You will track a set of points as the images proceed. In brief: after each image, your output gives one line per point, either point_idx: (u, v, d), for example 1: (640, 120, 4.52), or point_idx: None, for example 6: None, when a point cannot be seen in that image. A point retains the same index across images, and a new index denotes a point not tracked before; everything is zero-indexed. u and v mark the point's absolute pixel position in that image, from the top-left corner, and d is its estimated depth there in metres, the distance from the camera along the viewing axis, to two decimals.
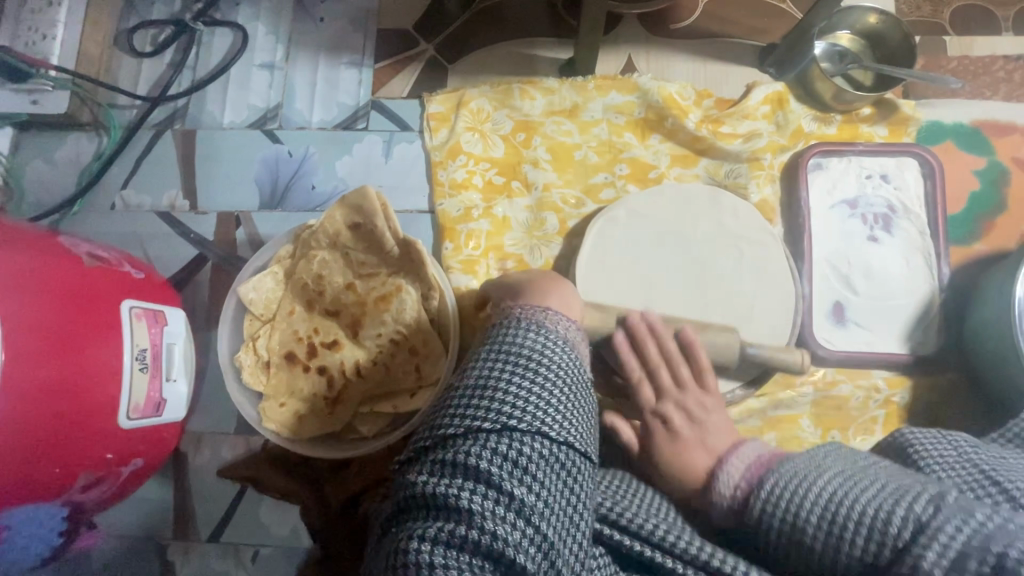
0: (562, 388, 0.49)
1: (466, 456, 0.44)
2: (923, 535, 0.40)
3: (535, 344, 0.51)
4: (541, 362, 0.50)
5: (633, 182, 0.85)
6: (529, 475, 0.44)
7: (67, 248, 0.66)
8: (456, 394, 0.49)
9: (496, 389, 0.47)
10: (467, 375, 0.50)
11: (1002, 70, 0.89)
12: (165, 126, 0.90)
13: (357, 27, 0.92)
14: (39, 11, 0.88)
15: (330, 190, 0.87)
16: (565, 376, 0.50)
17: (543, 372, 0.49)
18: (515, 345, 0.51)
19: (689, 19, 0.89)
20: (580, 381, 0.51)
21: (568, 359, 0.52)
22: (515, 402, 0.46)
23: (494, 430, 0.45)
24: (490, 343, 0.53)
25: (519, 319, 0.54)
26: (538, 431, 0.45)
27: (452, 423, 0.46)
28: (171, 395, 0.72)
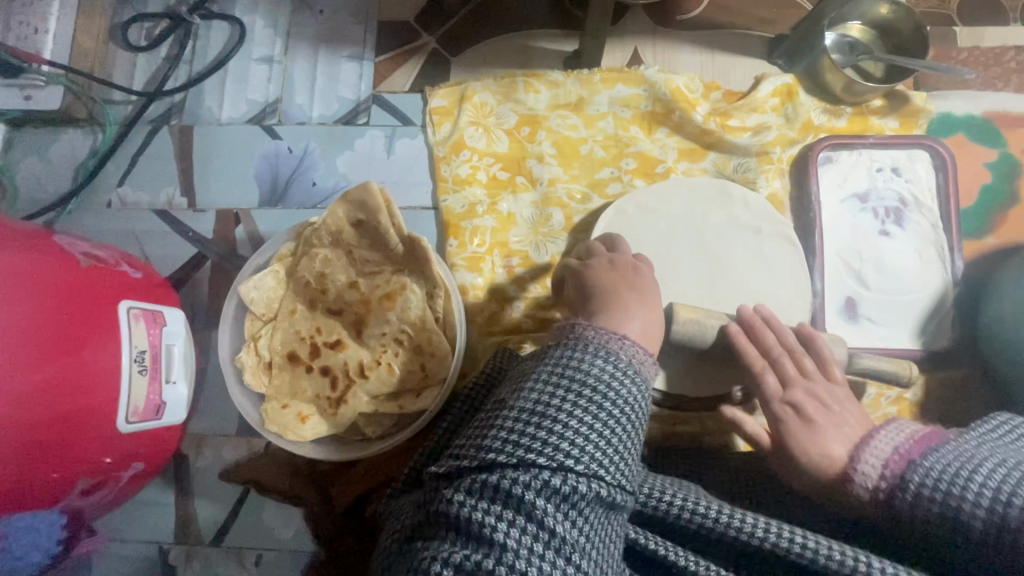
0: (623, 427, 0.47)
1: (513, 485, 0.42)
2: None
3: (602, 375, 0.48)
4: (607, 396, 0.47)
5: (639, 177, 0.83)
6: (577, 514, 0.43)
7: (62, 247, 0.65)
8: (510, 416, 0.46)
9: (558, 420, 0.45)
10: (523, 398, 0.47)
11: (1013, 61, 0.87)
12: (161, 122, 0.88)
13: (357, 20, 0.90)
14: (31, 4, 0.86)
15: (331, 186, 0.85)
16: (628, 417, 0.47)
17: (606, 410, 0.46)
18: (582, 375, 0.48)
19: (696, 10, 0.87)
20: (641, 417, 0.49)
21: (635, 396, 0.49)
22: (574, 440, 0.44)
23: (549, 465, 0.43)
24: (554, 364, 0.49)
25: (586, 343, 0.50)
26: (595, 473, 0.43)
27: (503, 450, 0.44)
28: (171, 397, 0.70)
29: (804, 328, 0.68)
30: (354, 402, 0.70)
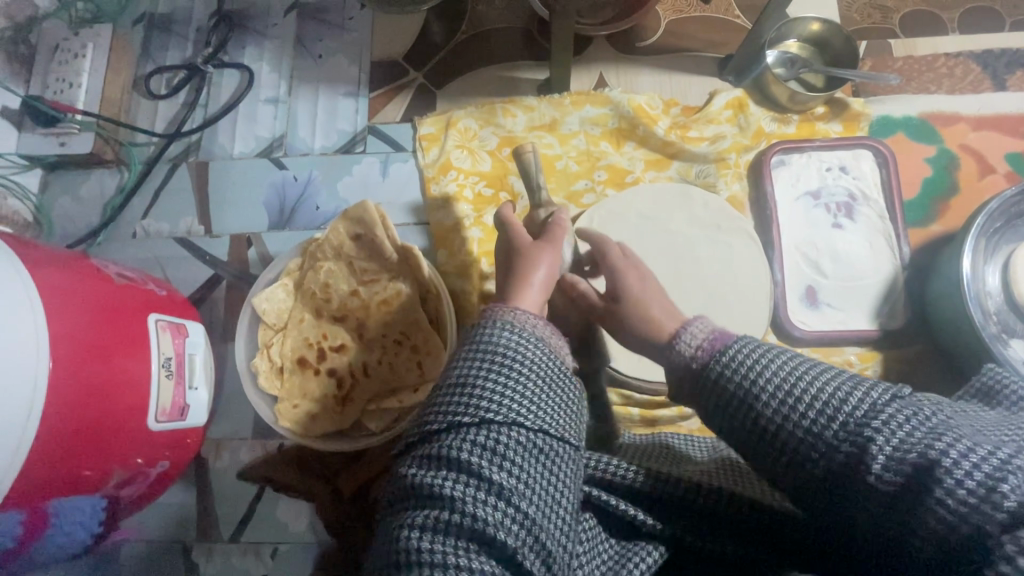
0: (537, 381, 0.50)
1: (449, 450, 0.47)
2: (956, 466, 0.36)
3: (511, 340, 0.52)
4: (516, 357, 0.50)
5: (611, 186, 0.92)
6: (508, 462, 0.46)
7: (99, 269, 0.74)
8: (438, 393, 0.51)
9: (476, 386, 0.49)
10: (448, 373, 0.51)
11: (944, 66, 0.97)
12: (180, 160, 0.98)
13: (351, 61, 1.01)
14: (65, 63, 0.97)
15: (332, 209, 0.94)
16: (541, 372, 0.51)
17: (519, 368, 0.50)
18: (492, 343, 0.52)
19: (653, 37, 0.98)
20: (557, 374, 0.51)
21: (545, 353, 0.52)
22: (491, 397, 0.48)
23: (473, 422, 0.47)
24: (468, 343, 0.53)
25: (492, 315, 0.54)
26: (515, 421, 0.47)
27: (437, 419, 0.49)
28: (194, 400, 0.78)
29: (676, 334, 0.55)
30: (359, 399, 0.79)
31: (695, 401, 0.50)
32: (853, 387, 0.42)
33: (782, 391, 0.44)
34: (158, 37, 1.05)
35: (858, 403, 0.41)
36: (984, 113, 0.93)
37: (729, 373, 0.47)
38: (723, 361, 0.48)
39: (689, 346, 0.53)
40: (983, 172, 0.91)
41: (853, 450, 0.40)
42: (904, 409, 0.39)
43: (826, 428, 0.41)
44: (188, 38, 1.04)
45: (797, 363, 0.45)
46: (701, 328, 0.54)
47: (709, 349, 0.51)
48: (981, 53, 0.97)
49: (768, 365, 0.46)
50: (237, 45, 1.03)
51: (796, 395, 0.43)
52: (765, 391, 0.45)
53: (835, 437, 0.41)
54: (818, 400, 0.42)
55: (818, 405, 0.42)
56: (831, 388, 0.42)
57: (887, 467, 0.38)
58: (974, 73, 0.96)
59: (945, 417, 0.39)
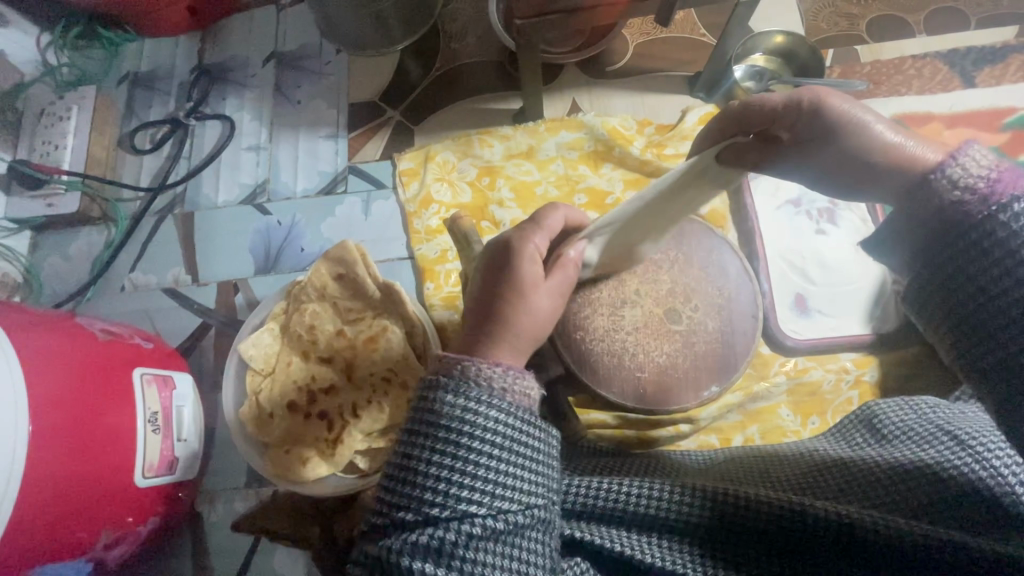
0: (493, 454, 0.41)
1: (394, 551, 0.40)
2: None
3: (458, 405, 0.42)
4: (467, 428, 0.41)
5: (593, 209, 0.93)
6: (462, 559, 0.39)
7: (83, 327, 0.74)
8: (387, 474, 0.43)
9: (421, 471, 0.41)
10: (395, 451, 0.43)
11: (912, 68, 0.98)
12: (166, 212, 1.00)
13: (330, 104, 1.03)
14: (50, 126, 1.00)
15: (318, 249, 0.95)
16: (498, 439, 0.41)
17: (469, 442, 0.41)
18: (433, 413, 0.42)
19: (621, 61, 0.99)
20: (518, 435, 0.42)
21: (500, 416, 0.42)
22: (437, 486, 0.40)
23: (418, 521, 0.40)
24: (420, 412, 0.43)
25: (445, 370, 0.44)
26: (465, 513, 0.40)
27: (383, 514, 0.42)
28: (183, 452, 0.77)
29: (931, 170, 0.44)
30: (349, 441, 0.76)
31: (916, 237, 0.44)
32: None
33: None
34: (141, 93, 1.08)
35: None
36: (956, 111, 0.94)
37: (1011, 225, 0.39)
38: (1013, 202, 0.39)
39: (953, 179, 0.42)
40: None
41: None
42: None
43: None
44: (170, 93, 1.07)
45: None
46: (982, 158, 0.42)
47: (990, 199, 0.40)
48: (947, 53, 0.99)
49: None
50: (219, 97, 1.06)
51: None
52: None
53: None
54: None
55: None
56: None
57: None
58: (942, 72, 0.97)
59: None
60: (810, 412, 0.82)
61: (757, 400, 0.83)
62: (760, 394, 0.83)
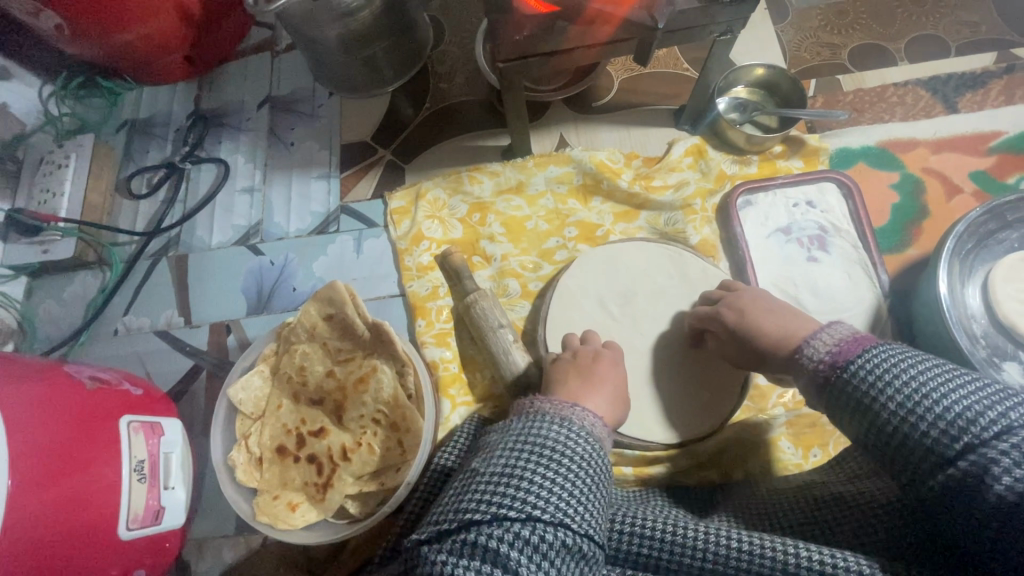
0: (581, 480, 0.50)
1: (488, 539, 0.45)
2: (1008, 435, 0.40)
3: (560, 436, 0.53)
4: (565, 453, 0.51)
5: (583, 242, 0.94)
6: (546, 560, 0.45)
7: (72, 375, 0.73)
8: (483, 479, 0.50)
9: (522, 477, 0.49)
10: (493, 461, 0.52)
11: (894, 95, 0.99)
12: (160, 255, 1.01)
13: (322, 146, 1.05)
14: (49, 174, 1.02)
15: (310, 288, 0.95)
16: (588, 471, 0.51)
17: (566, 463, 0.51)
18: (540, 437, 0.53)
19: (607, 96, 1.01)
20: (601, 475, 0.52)
21: (590, 452, 0.53)
22: (539, 491, 0.48)
23: (518, 517, 0.46)
24: (518, 431, 0.54)
25: (542, 412, 0.56)
26: (561, 521, 0.46)
27: (478, 507, 0.47)
28: (169, 501, 0.76)
29: (804, 342, 0.57)
30: (339, 486, 0.75)
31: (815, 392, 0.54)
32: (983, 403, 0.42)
33: (903, 392, 0.46)
34: (138, 140, 1.10)
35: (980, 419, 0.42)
36: (940, 136, 0.95)
37: (857, 382, 0.49)
38: (852, 367, 0.50)
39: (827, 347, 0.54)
40: (950, 193, 0.91)
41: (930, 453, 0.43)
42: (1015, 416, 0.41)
43: (934, 432, 0.43)
44: (167, 138, 1.10)
45: (920, 373, 0.46)
46: (830, 337, 0.55)
47: (836, 364, 0.52)
48: (928, 80, 1.00)
49: (896, 368, 0.47)
50: (215, 141, 1.08)
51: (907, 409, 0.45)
52: (885, 399, 0.47)
53: (957, 452, 0.42)
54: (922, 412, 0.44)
55: (940, 419, 0.43)
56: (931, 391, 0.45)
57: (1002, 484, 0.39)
58: (924, 98, 0.98)
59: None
60: (812, 444, 0.80)
61: (756, 433, 0.81)
62: (759, 426, 0.82)
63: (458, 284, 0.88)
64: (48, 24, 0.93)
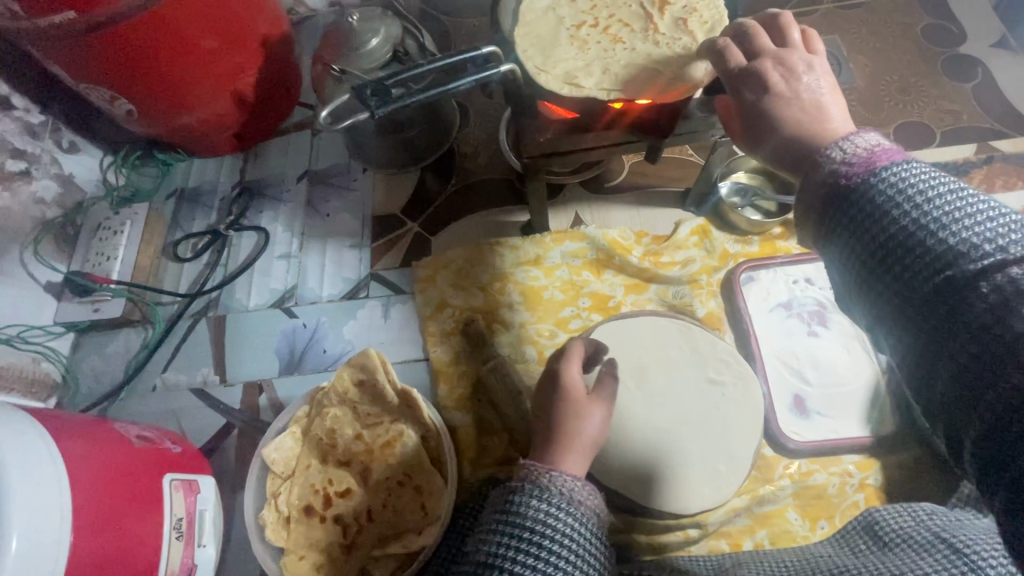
0: (563, 558, 0.54)
1: None
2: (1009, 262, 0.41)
3: (540, 513, 0.57)
4: (546, 534, 0.56)
5: (596, 312, 1.00)
6: None
7: (120, 434, 0.79)
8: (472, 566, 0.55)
9: (507, 565, 0.54)
10: (480, 545, 0.56)
11: None
12: (200, 315, 1.08)
13: (356, 216, 1.14)
14: (105, 239, 1.11)
15: (339, 350, 1.01)
16: (569, 546, 0.55)
17: (548, 546, 0.55)
18: (523, 517, 0.57)
19: (618, 178, 1.10)
20: (584, 544, 0.56)
21: (571, 524, 0.57)
22: None
23: None
24: (502, 510, 0.59)
25: (524, 484, 0.60)
26: None
27: None
28: (201, 558, 0.80)
29: (827, 149, 0.53)
30: (363, 546, 0.79)
31: (812, 202, 0.53)
32: (971, 211, 0.44)
33: (912, 214, 0.46)
34: (186, 207, 1.20)
35: (960, 224, 0.44)
36: None
37: (881, 189, 0.48)
38: (883, 173, 0.48)
39: (844, 154, 0.51)
40: None
41: (940, 258, 0.44)
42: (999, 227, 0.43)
43: (947, 240, 0.44)
44: (213, 206, 1.20)
45: (939, 187, 0.46)
46: (865, 141, 0.51)
47: (870, 166, 0.49)
48: None
49: (915, 186, 0.47)
50: (257, 210, 1.17)
51: (918, 220, 0.46)
52: (898, 213, 0.47)
53: (951, 264, 0.43)
54: (909, 220, 0.46)
55: (942, 226, 0.44)
56: (938, 205, 0.45)
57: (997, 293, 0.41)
58: None
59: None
60: (818, 516, 0.83)
61: (764, 504, 0.84)
62: (766, 498, 0.84)
63: (482, 349, 0.98)
64: (121, 109, 1.04)
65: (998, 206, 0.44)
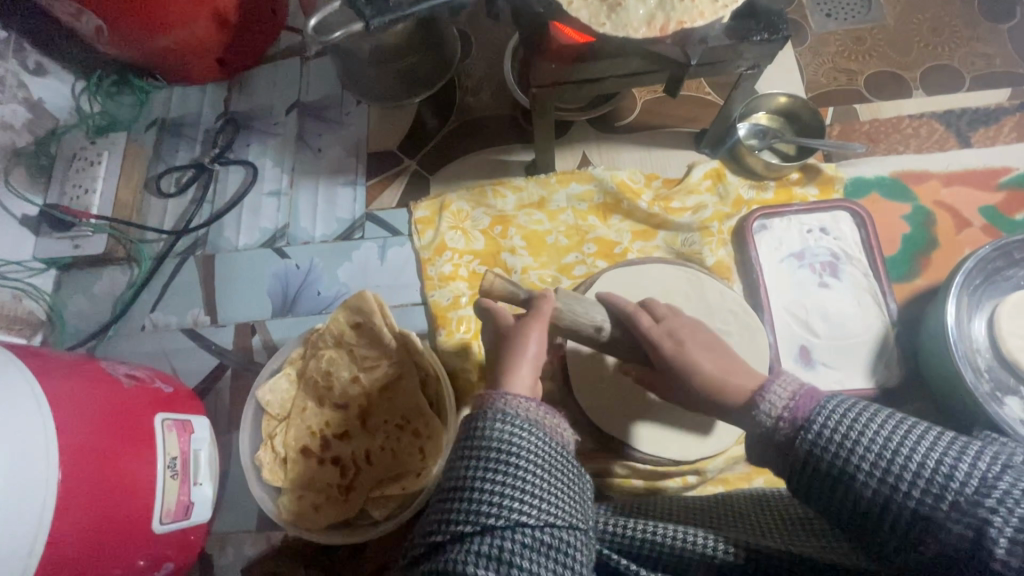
0: (537, 472, 0.50)
1: (453, 563, 0.47)
2: (989, 492, 0.39)
3: (502, 434, 0.51)
4: (511, 454, 0.50)
5: (601, 258, 0.96)
6: (515, 568, 0.46)
7: (109, 372, 0.76)
8: (439, 494, 0.51)
9: (473, 485, 0.49)
10: (447, 473, 0.52)
11: (909, 127, 1.02)
12: (188, 253, 1.03)
13: (349, 153, 1.07)
14: (81, 170, 1.04)
15: (334, 293, 0.98)
16: (540, 462, 0.51)
17: (516, 462, 0.49)
18: (485, 438, 0.51)
19: (630, 117, 1.04)
20: (556, 463, 0.51)
21: (539, 443, 0.52)
22: (489, 500, 0.48)
23: (474, 531, 0.47)
24: (462, 439, 0.52)
25: (487, 407, 0.54)
26: (519, 523, 0.47)
27: (439, 529, 0.49)
28: (198, 497, 0.79)
29: (758, 396, 0.53)
30: (361, 487, 0.79)
31: (775, 464, 0.50)
32: (925, 444, 0.43)
33: (868, 452, 0.44)
34: (169, 139, 1.13)
35: (945, 468, 0.41)
36: (953, 170, 0.98)
37: (820, 445, 0.46)
38: (814, 427, 0.47)
39: (773, 414, 0.50)
40: (960, 226, 0.94)
41: (931, 525, 0.41)
42: (981, 457, 0.41)
43: (931, 496, 0.41)
44: (196, 139, 1.12)
45: (875, 421, 0.45)
46: (782, 391, 0.51)
47: (796, 421, 0.48)
48: (943, 113, 1.03)
49: (851, 422, 0.45)
50: (243, 143, 1.10)
51: (886, 464, 0.43)
52: (853, 449, 0.45)
53: (952, 519, 0.40)
54: (869, 478, 0.43)
55: (918, 476, 0.42)
56: (904, 439, 0.43)
57: (999, 546, 0.38)
58: (939, 131, 1.01)
59: (1014, 458, 0.41)
60: None
61: None
62: None
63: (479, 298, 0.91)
64: (89, 25, 0.97)
65: (923, 427, 0.43)
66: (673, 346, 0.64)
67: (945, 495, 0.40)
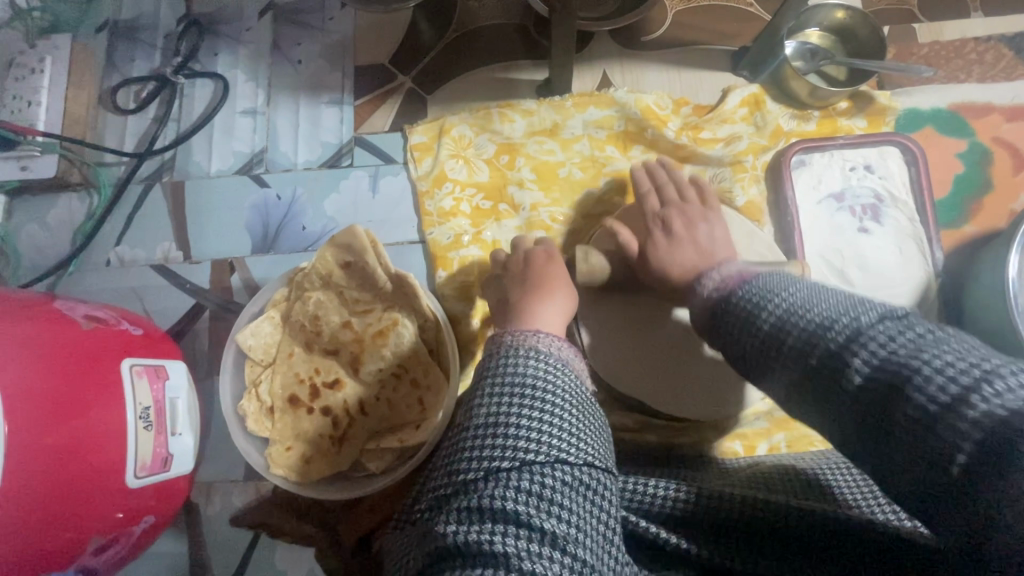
0: (571, 412, 0.49)
1: (491, 499, 0.43)
2: (858, 338, 0.39)
3: (538, 371, 0.51)
4: (546, 390, 0.49)
5: (620, 195, 0.86)
6: (557, 506, 0.43)
7: (64, 312, 0.67)
8: (469, 433, 0.48)
9: (508, 421, 0.47)
10: (475, 413, 0.49)
11: (973, 52, 0.89)
12: (153, 180, 0.91)
13: (334, 67, 0.93)
14: (22, 78, 0.90)
15: (320, 229, 0.88)
16: (573, 400, 0.50)
17: (551, 399, 0.49)
18: (519, 375, 0.50)
19: (659, 31, 0.90)
20: (585, 402, 0.51)
21: (571, 382, 0.51)
22: (526, 435, 0.46)
23: (513, 467, 0.44)
24: (491, 374, 0.52)
25: (512, 346, 0.53)
26: (558, 458, 0.45)
27: (471, 467, 0.46)
28: (177, 448, 0.73)
29: (700, 281, 0.59)
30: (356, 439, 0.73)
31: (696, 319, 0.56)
32: (842, 309, 0.42)
33: (777, 314, 0.45)
34: (123, 44, 0.97)
35: (841, 321, 0.41)
36: (1018, 103, 0.87)
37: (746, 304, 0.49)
38: (736, 297, 0.51)
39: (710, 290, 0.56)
40: (1019, 167, 0.85)
41: (831, 358, 0.40)
42: (890, 327, 0.39)
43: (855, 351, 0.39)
44: (155, 45, 0.96)
45: (798, 290, 0.46)
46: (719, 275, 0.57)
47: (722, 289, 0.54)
48: (1014, 36, 0.90)
49: (774, 291, 0.48)
50: (210, 51, 0.96)
51: (790, 313, 0.44)
52: (763, 312, 0.47)
53: (839, 344, 0.40)
54: (807, 316, 0.43)
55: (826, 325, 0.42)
56: (824, 309, 0.43)
57: (862, 372, 0.38)
58: (1006, 57, 0.89)
59: (945, 333, 0.38)
60: None
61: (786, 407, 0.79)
62: None
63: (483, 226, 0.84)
64: None
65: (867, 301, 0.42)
66: (661, 231, 0.71)
67: (831, 326, 0.41)
